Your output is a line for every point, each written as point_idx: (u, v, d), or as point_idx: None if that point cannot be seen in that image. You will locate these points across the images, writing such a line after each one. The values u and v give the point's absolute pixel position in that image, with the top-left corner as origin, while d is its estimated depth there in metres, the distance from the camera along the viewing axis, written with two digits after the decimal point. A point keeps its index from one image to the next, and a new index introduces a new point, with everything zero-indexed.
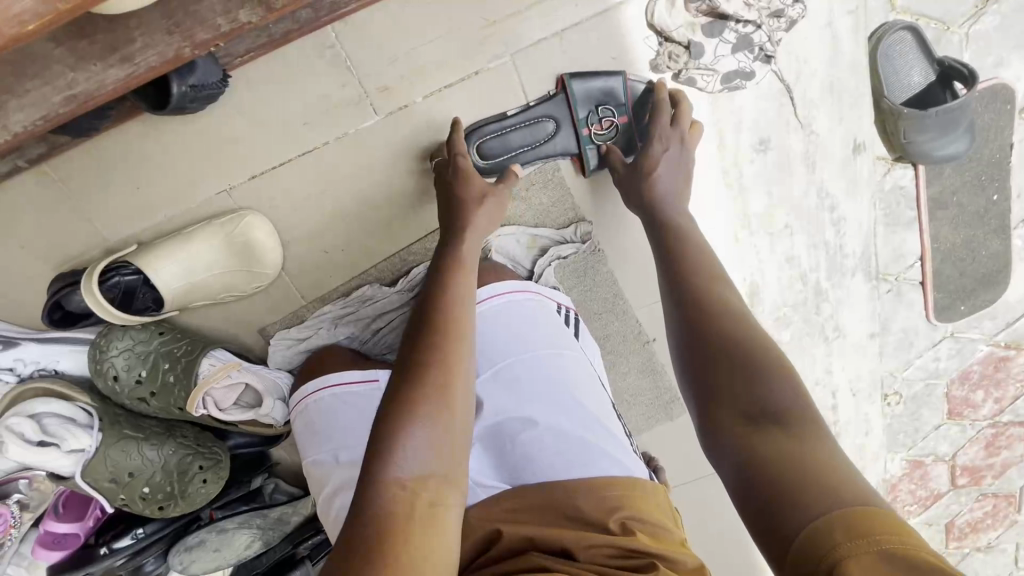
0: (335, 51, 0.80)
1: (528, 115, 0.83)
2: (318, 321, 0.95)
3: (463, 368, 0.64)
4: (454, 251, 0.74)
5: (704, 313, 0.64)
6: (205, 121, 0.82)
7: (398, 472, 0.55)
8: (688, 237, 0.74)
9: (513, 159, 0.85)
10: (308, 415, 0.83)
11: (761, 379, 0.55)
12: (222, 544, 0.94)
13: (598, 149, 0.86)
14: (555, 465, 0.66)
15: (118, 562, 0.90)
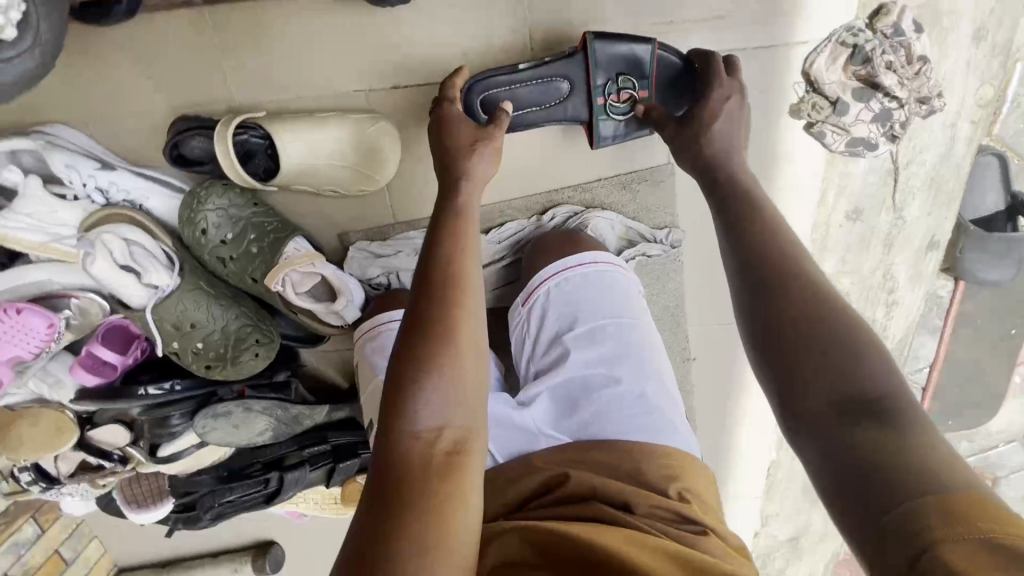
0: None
1: (544, 70, 0.82)
2: (401, 244, 0.98)
3: (471, 316, 0.63)
4: (461, 194, 0.71)
5: (778, 282, 0.62)
6: (375, 20, 0.85)
7: (412, 431, 0.58)
8: (757, 191, 0.71)
9: (523, 117, 0.85)
10: (377, 340, 0.89)
11: (855, 358, 0.55)
12: (242, 424, 0.97)
13: (611, 120, 0.86)
14: (623, 424, 0.73)
15: (145, 406, 0.91)
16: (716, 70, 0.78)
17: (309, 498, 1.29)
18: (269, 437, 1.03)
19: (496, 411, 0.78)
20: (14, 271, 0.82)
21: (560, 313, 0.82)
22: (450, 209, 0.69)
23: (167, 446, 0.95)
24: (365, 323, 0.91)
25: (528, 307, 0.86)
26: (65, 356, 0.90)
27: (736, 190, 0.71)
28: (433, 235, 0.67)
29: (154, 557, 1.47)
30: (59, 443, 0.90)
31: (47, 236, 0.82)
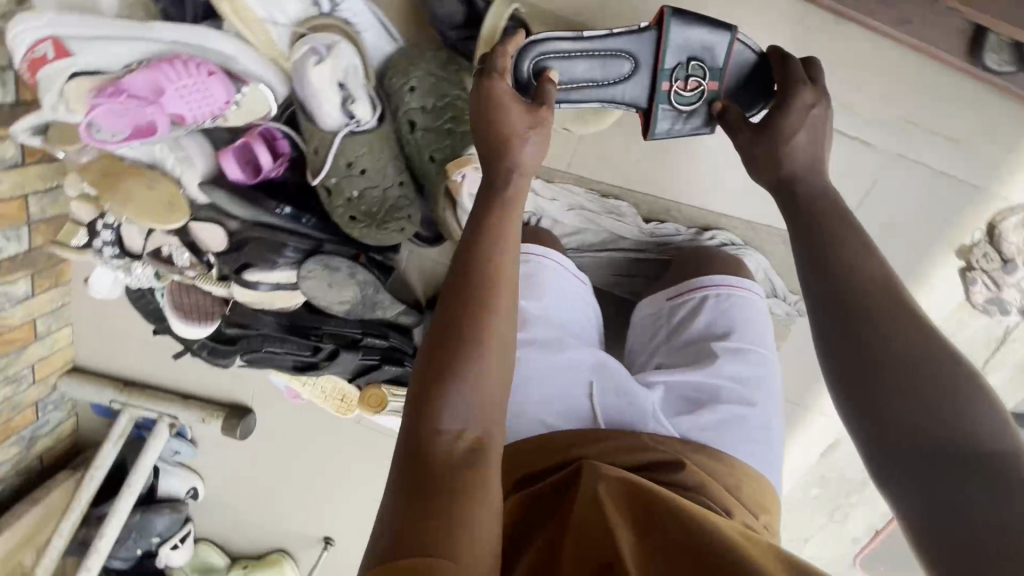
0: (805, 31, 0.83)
1: (607, 44, 0.74)
2: (562, 193, 0.99)
3: (505, 313, 0.58)
4: (507, 180, 0.63)
5: (869, 320, 0.57)
6: None
7: (441, 430, 0.53)
8: (848, 219, 0.66)
9: (576, 90, 0.77)
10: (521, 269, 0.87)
11: (965, 412, 0.50)
12: (336, 286, 0.91)
13: (672, 108, 0.78)
14: (738, 441, 0.75)
15: (264, 225, 0.85)
16: (798, 70, 0.72)
17: (319, 384, 1.24)
18: (342, 310, 0.98)
19: (622, 381, 0.79)
20: (216, 33, 0.75)
21: (708, 322, 0.84)
22: (494, 203, 0.62)
23: (256, 273, 0.90)
24: None
25: (670, 303, 0.90)
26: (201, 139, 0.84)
27: (826, 214, 0.67)
28: (466, 236, 0.61)
29: (121, 369, 1.38)
30: (156, 219, 0.81)
31: (268, 15, 0.78)
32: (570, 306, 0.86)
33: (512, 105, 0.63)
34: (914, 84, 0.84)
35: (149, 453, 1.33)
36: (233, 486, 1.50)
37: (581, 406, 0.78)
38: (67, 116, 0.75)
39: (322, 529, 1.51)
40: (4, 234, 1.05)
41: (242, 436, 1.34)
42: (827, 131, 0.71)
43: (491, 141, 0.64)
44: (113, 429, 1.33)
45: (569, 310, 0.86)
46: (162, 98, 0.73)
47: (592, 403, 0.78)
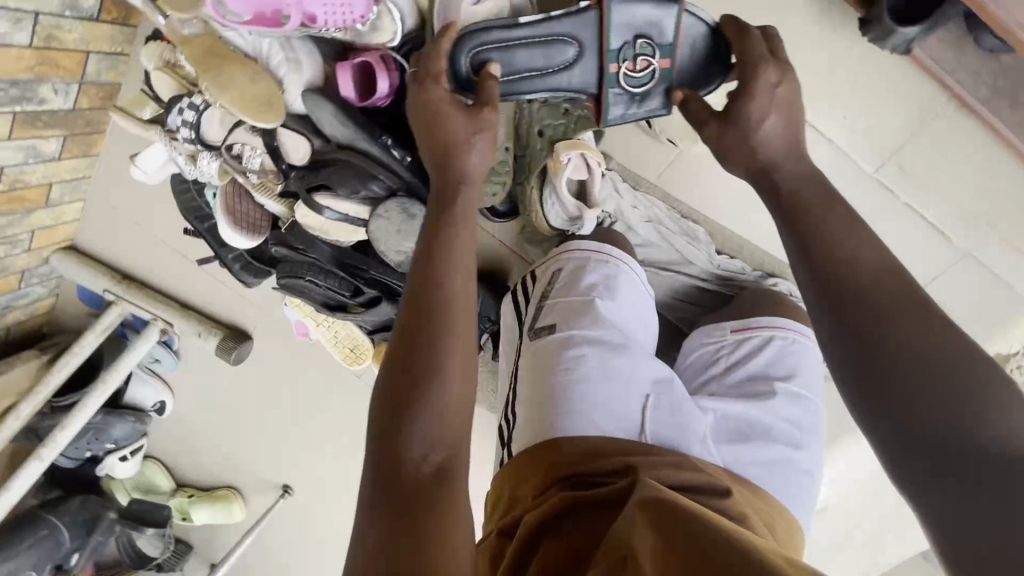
0: (926, 117, 0.86)
1: (548, 30, 0.67)
2: (644, 202, 0.99)
3: (458, 327, 0.56)
4: (454, 202, 0.62)
5: (867, 308, 0.48)
6: (814, 31, 0.84)
7: (402, 460, 0.51)
8: (835, 203, 0.56)
9: (519, 82, 0.70)
10: (602, 270, 0.90)
11: (991, 415, 0.40)
12: (404, 233, 0.86)
13: (625, 91, 0.70)
14: (774, 479, 0.80)
15: (360, 151, 0.81)
16: (760, 45, 0.61)
17: (335, 329, 1.19)
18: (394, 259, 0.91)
19: (677, 399, 0.83)
20: None
21: (768, 365, 0.87)
22: (447, 219, 0.61)
23: (328, 196, 0.83)
24: (595, 242, 0.92)
25: (735, 336, 0.91)
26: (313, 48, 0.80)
27: (818, 199, 0.56)
28: (418, 257, 0.60)
29: (123, 261, 1.29)
30: (251, 114, 0.74)
31: None
32: (640, 316, 0.89)
33: (449, 113, 0.63)
34: (1008, 193, 0.88)
35: (133, 354, 1.24)
36: (204, 410, 1.42)
37: (635, 415, 0.81)
38: None
39: (283, 477, 1.44)
40: (55, 85, 0.97)
41: (235, 362, 1.27)
42: (801, 112, 0.60)
43: (441, 159, 0.63)
44: (100, 320, 1.24)
45: (637, 320, 0.89)
46: None
47: (643, 412, 0.81)
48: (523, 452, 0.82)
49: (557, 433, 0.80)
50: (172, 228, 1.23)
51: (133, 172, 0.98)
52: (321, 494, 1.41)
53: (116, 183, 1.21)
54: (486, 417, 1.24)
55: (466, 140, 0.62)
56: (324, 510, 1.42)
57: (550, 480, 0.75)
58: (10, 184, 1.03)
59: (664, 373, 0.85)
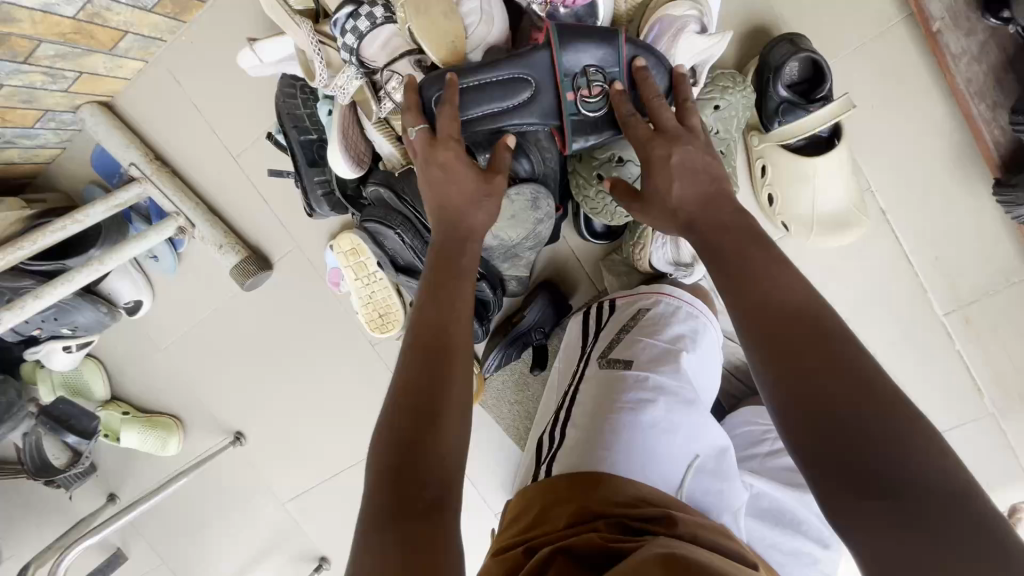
0: (1003, 281, 0.93)
1: (498, 74, 0.66)
2: None
3: (460, 357, 0.59)
4: (462, 242, 0.66)
5: (787, 335, 0.49)
6: (940, 174, 0.90)
7: (392, 483, 0.51)
8: (747, 231, 0.58)
9: (483, 120, 0.70)
10: (686, 322, 0.91)
11: (902, 448, 0.41)
12: (518, 220, 0.83)
13: (584, 118, 0.70)
14: (784, 563, 0.84)
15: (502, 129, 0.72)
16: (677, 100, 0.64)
17: (372, 288, 1.11)
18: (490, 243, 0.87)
19: (726, 467, 0.83)
20: None
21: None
22: (455, 264, 0.65)
23: None
24: (686, 294, 0.93)
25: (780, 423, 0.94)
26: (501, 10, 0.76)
27: (725, 238, 0.58)
28: (424, 293, 0.63)
29: (162, 141, 1.16)
30: (443, 57, 0.71)
31: None
32: (710, 377, 0.90)
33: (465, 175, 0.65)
34: None
35: (140, 243, 1.08)
36: (181, 326, 1.27)
37: (683, 467, 0.80)
38: None
39: (240, 423, 1.29)
40: None
41: (247, 287, 1.16)
42: (706, 162, 0.62)
43: (451, 210, 0.66)
44: (116, 193, 1.07)
45: (708, 379, 0.89)
46: None
47: (687, 472, 0.80)
48: (563, 477, 0.76)
49: (610, 468, 0.75)
50: (235, 127, 1.12)
51: (242, 53, 0.88)
52: (278, 452, 1.28)
53: (192, 60, 1.10)
54: (490, 425, 1.18)
55: (485, 196, 0.66)
56: (275, 470, 1.29)
57: (574, 514, 0.69)
58: (90, 17, 0.90)
59: (720, 442, 0.84)
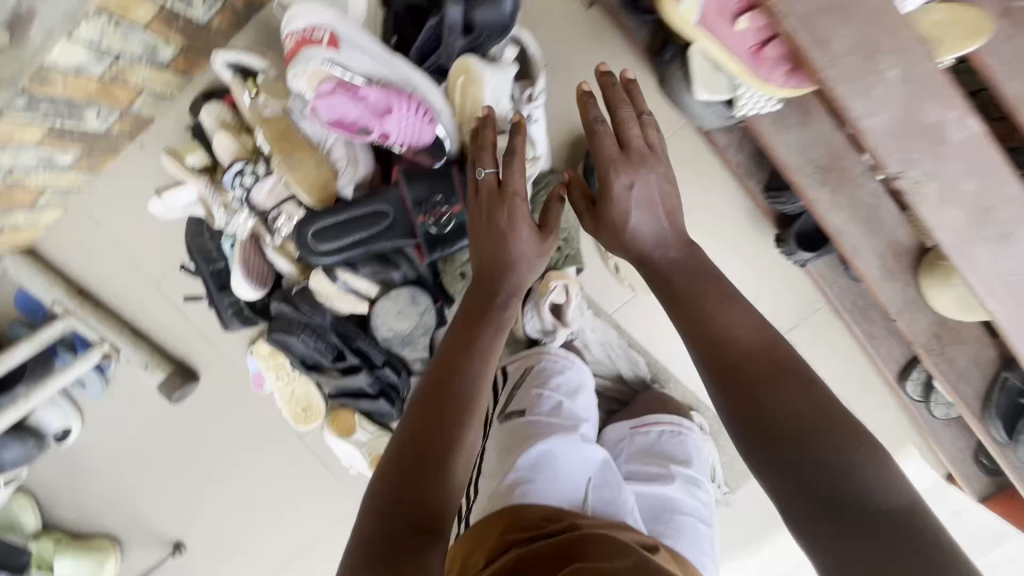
0: (810, 308, 1.15)
1: (356, 211, 0.85)
2: (598, 326, 1.18)
3: (477, 399, 0.63)
4: (482, 291, 0.71)
5: (753, 370, 0.60)
6: (741, 232, 1.12)
7: (397, 508, 0.54)
8: (708, 272, 0.69)
9: (352, 247, 0.87)
10: (557, 367, 1.08)
11: (850, 462, 0.52)
12: (403, 314, 0.99)
13: (434, 234, 0.87)
14: (687, 545, 0.91)
15: (372, 252, 0.88)
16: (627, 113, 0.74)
17: (292, 386, 1.22)
18: (386, 337, 1.02)
19: (609, 472, 0.94)
20: (435, 87, 0.92)
21: (669, 451, 1.05)
22: (490, 316, 0.69)
23: (349, 274, 0.95)
24: (559, 349, 1.10)
25: (631, 429, 1.10)
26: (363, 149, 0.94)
27: (682, 277, 0.69)
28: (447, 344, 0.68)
29: (84, 275, 1.26)
30: (315, 198, 0.89)
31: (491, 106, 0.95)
32: (588, 408, 1.05)
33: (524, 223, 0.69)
34: (857, 376, 1.17)
35: (67, 373, 1.16)
36: (114, 445, 1.32)
37: (580, 483, 0.91)
38: (292, 79, 0.84)
39: (179, 532, 1.33)
40: (99, 111, 1.03)
41: (175, 399, 1.25)
42: (671, 190, 0.72)
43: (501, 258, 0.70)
44: (40, 331, 1.15)
45: (586, 410, 1.05)
46: (386, 119, 0.85)
47: (587, 488, 0.90)
48: (480, 524, 0.81)
49: (518, 499, 0.84)
50: (155, 257, 1.25)
51: (151, 202, 1.03)
52: (220, 555, 1.33)
53: (113, 202, 1.23)
54: None
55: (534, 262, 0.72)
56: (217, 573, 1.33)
57: (492, 550, 0.73)
58: (10, 184, 1.03)
59: (600, 455, 0.97)
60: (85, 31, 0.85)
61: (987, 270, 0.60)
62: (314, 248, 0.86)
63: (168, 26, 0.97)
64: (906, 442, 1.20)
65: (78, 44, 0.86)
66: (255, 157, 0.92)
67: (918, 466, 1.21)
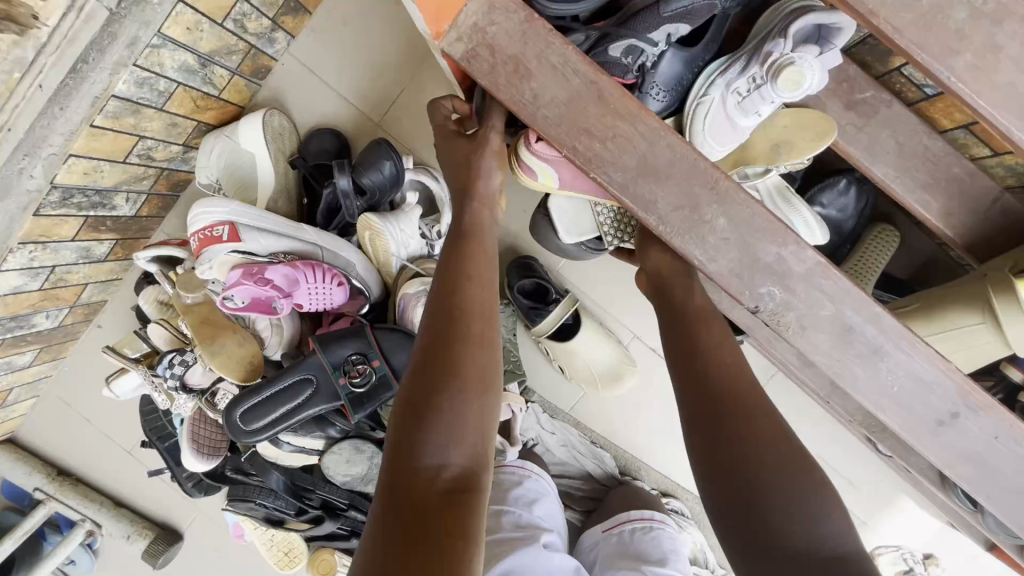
0: (765, 376, 1.10)
1: (279, 384, 0.87)
2: (555, 428, 1.15)
3: (484, 341, 0.62)
4: (469, 239, 0.69)
5: (729, 409, 0.60)
6: None
7: (421, 468, 0.54)
8: (705, 313, 0.67)
9: (280, 419, 0.89)
10: (514, 476, 1.03)
11: (809, 507, 0.54)
12: (350, 461, 1.00)
13: (355, 394, 0.89)
14: None
15: (303, 419, 0.90)
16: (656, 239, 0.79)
17: (272, 531, 1.22)
18: (341, 482, 1.02)
19: None
20: (349, 247, 0.97)
21: (643, 550, 0.97)
22: (475, 256, 0.67)
23: (289, 437, 0.97)
24: (515, 461, 1.06)
25: (604, 533, 1.04)
26: (287, 318, 0.97)
27: (702, 319, 0.67)
28: (440, 287, 0.65)
29: (63, 455, 1.30)
30: (241, 377, 0.91)
31: (399, 251, 0.98)
32: (552, 513, 1.01)
33: (457, 146, 0.74)
34: (831, 435, 1.12)
35: (53, 560, 1.18)
36: None
37: None
38: (202, 272, 0.89)
39: None
40: (48, 313, 1.09)
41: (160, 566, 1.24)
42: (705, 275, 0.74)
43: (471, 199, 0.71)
44: (23, 522, 1.18)
45: (552, 518, 1.01)
46: (293, 292, 0.89)
47: None
48: None
49: None
50: (127, 427, 1.29)
51: (105, 390, 1.08)
52: None
53: (80, 383, 1.28)
54: None
55: (493, 192, 0.73)
56: None
57: None
58: None
59: (571, 563, 0.93)
60: (14, 260, 0.93)
61: (866, 385, 0.59)
62: (243, 428, 0.88)
63: (97, 230, 1.04)
64: (902, 495, 1.13)
65: (10, 271, 0.93)
66: (184, 345, 0.97)
67: (920, 518, 1.13)
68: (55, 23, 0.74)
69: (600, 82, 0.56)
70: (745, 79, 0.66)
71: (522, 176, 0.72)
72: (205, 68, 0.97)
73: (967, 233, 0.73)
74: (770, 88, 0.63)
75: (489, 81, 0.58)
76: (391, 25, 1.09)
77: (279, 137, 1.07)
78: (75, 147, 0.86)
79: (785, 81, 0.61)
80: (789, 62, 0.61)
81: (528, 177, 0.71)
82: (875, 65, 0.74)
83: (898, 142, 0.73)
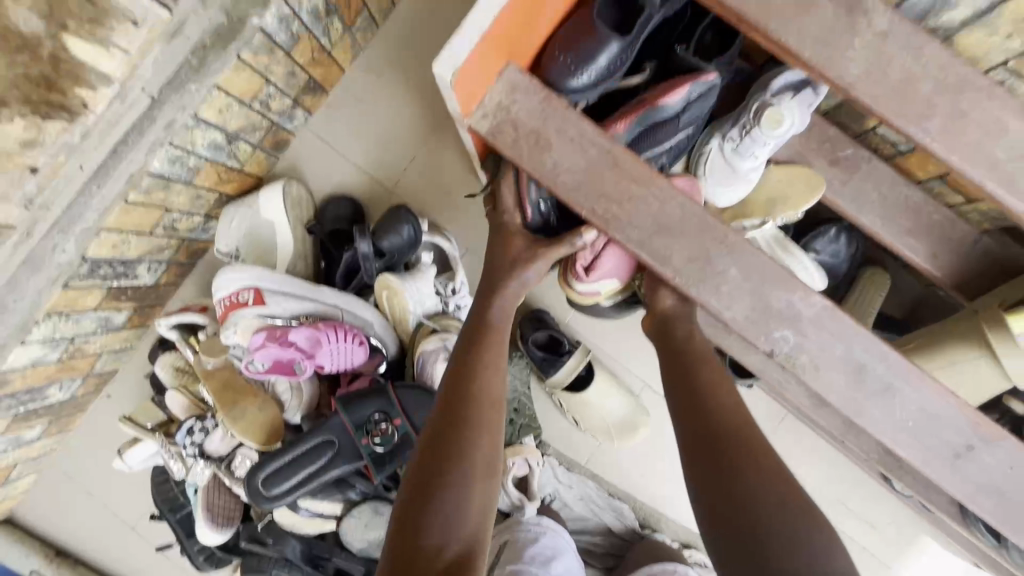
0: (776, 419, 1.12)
1: (302, 447, 0.88)
2: (574, 482, 1.15)
3: (489, 427, 0.63)
4: (485, 326, 0.71)
5: (728, 451, 0.61)
6: None
7: (421, 550, 0.54)
8: (703, 356, 0.71)
9: (303, 483, 0.89)
10: (529, 531, 1.01)
11: (810, 545, 0.54)
12: (369, 526, 0.97)
13: (377, 452, 0.89)
14: None
15: (325, 481, 0.90)
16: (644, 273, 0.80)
17: None
18: (358, 548, 0.99)
19: None
20: (369, 307, 1.00)
21: None
22: (489, 343, 0.69)
23: (308, 501, 0.96)
24: (533, 518, 1.04)
25: None
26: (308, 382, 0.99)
27: (698, 358, 0.70)
28: (452, 372, 0.67)
29: (62, 534, 1.25)
30: (259, 442, 0.93)
31: (417, 309, 1.01)
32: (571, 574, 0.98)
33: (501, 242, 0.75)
34: (847, 477, 1.12)
35: None
36: None
37: None
38: (225, 336, 0.91)
39: None
40: (62, 384, 1.09)
41: None
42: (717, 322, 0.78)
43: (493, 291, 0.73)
44: None
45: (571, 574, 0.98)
46: (316, 354, 0.91)
47: None
48: None
49: None
50: (130, 501, 1.26)
51: (117, 461, 1.07)
52: None
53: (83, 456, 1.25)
54: None
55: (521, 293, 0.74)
56: None
57: None
58: None
59: None
60: (37, 333, 0.94)
61: (883, 422, 0.62)
62: (264, 493, 0.88)
63: (118, 299, 1.06)
64: (924, 536, 1.12)
65: (32, 342, 0.95)
66: (204, 411, 0.99)
67: (944, 559, 1.12)
68: (102, 111, 0.79)
69: (614, 151, 0.62)
70: (737, 128, 0.73)
71: (583, 297, 0.79)
72: (232, 144, 1.03)
73: (955, 274, 0.79)
74: (758, 130, 0.70)
75: (513, 152, 0.64)
76: (403, 95, 1.17)
77: (298, 206, 1.13)
78: (107, 222, 0.90)
79: (769, 119, 0.69)
80: (769, 105, 0.69)
81: (590, 297, 0.79)
82: (852, 126, 0.82)
83: (881, 194, 0.80)
